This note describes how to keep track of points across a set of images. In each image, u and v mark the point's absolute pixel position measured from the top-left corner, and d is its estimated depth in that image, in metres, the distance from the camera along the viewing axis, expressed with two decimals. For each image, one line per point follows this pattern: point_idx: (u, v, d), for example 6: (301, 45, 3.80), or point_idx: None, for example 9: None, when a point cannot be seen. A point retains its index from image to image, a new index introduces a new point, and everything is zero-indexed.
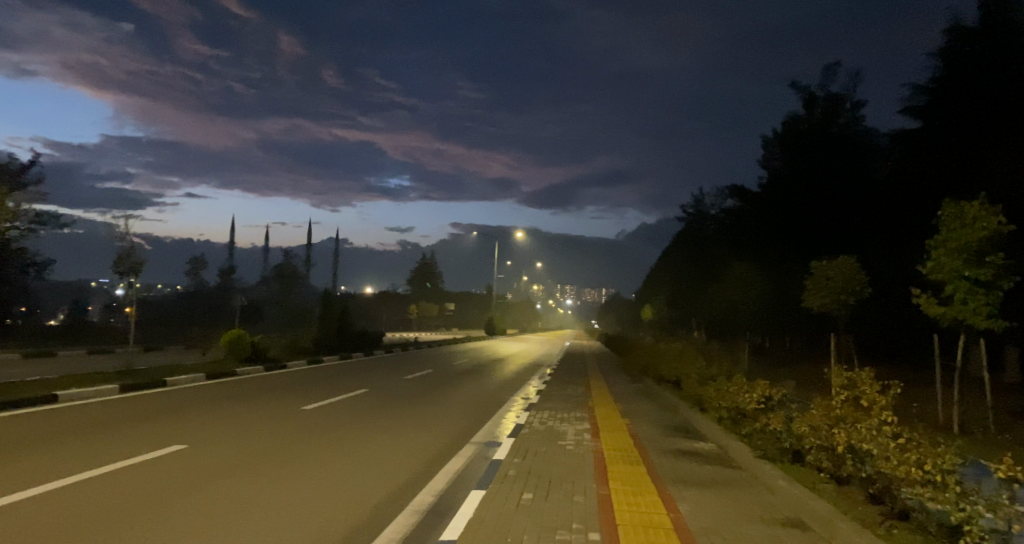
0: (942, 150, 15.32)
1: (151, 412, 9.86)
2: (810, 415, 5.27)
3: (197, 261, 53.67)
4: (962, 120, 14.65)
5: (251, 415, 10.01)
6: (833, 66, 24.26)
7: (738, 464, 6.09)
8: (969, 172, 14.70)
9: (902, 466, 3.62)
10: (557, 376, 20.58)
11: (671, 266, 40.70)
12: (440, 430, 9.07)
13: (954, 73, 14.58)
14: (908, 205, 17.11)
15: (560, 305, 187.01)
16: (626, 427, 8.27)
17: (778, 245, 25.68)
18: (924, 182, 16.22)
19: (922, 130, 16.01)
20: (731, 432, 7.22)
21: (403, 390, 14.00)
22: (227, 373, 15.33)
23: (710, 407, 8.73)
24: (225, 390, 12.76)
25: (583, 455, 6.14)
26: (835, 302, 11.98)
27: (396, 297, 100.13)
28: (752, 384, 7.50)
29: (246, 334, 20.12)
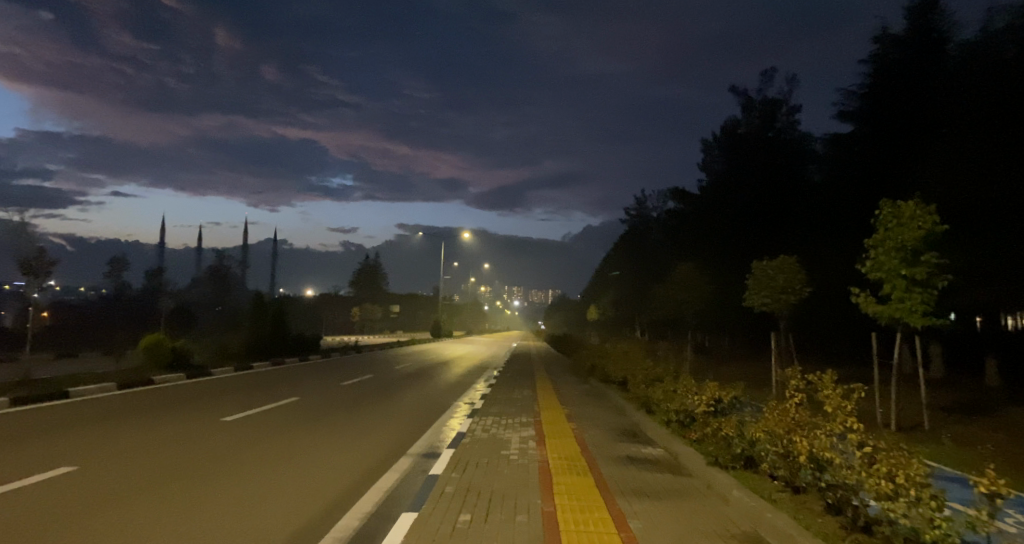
0: (870, 152, 16.08)
1: (48, 428, 8.83)
2: (766, 420, 5.17)
3: (118, 262, 50.36)
4: (891, 125, 15.47)
5: (167, 428, 9.16)
6: (771, 73, 25.27)
7: (689, 470, 5.97)
8: (894, 175, 15.48)
9: (872, 478, 3.50)
10: (503, 379, 20.31)
11: (616, 266, 41.22)
12: (376, 440, 8.62)
13: (885, 80, 15.38)
14: (840, 207, 17.88)
15: (507, 306, 187.44)
16: (573, 433, 8.03)
17: (718, 245, 26.41)
18: (853, 184, 17.00)
19: (854, 134, 16.82)
20: (680, 436, 7.15)
21: (339, 398, 13.37)
22: (142, 382, 14.22)
23: (658, 410, 8.63)
24: (138, 401, 11.71)
25: (527, 467, 5.84)
26: (776, 301, 12.22)
27: (338, 300, 97.57)
28: (702, 386, 7.42)
29: (168, 339, 18.82)
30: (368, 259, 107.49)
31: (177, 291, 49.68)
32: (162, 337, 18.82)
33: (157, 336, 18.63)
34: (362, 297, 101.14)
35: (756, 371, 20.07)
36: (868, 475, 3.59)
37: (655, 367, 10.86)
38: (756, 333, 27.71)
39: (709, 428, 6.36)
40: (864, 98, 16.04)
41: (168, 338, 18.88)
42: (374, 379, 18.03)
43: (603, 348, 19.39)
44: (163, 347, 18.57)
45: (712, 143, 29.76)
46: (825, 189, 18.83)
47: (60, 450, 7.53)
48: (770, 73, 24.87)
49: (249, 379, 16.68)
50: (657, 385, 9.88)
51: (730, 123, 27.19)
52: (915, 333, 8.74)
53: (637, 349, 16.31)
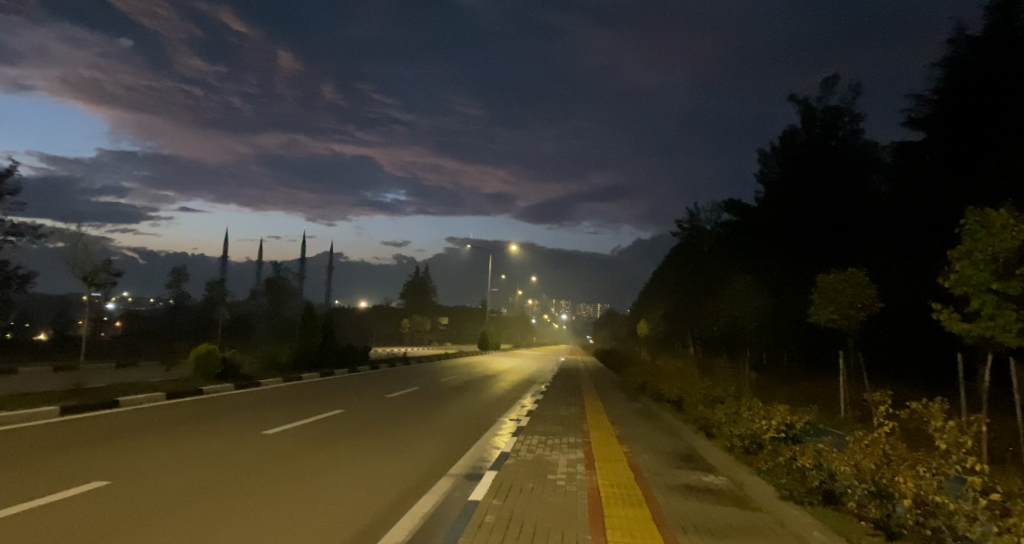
0: (945, 163, 15.14)
1: (100, 438, 9.05)
2: (854, 452, 4.70)
3: (180, 274, 52.85)
4: (967, 131, 14.50)
5: (211, 440, 9.26)
6: (832, 80, 24.25)
7: (756, 504, 5.52)
8: (974, 185, 14.44)
9: (1005, 534, 3.03)
10: (551, 394, 19.94)
11: (667, 280, 40.24)
12: (414, 457, 8.43)
13: (958, 84, 14.48)
14: (913, 219, 16.81)
15: (555, 320, 186.53)
16: (624, 456, 7.64)
17: (777, 260, 25.45)
18: (927, 195, 15.97)
19: (925, 142, 15.87)
20: (743, 462, 6.70)
21: (381, 410, 13.34)
22: (190, 393, 14.61)
23: (718, 434, 8.13)
24: (184, 411, 11.94)
25: (576, 495, 5.51)
26: (844, 317, 11.45)
27: (388, 312, 99.30)
28: (769, 408, 6.92)
29: (217, 349, 19.45)
30: (417, 272, 109.17)
31: (235, 302, 51.68)
32: (213, 347, 19.41)
33: (207, 347, 19.21)
34: (411, 309, 102.66)
35: (820, 393, 18.94)
36: (999, 529, 3.10)
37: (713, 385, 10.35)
38: (819, 351, 26.32)
39: (778, 457, 5.90)
40: (935, 103, 15.13)
41: (218, 348, 19.47)
42: (419, 392, 18.02)
43: (654, 365, 18.77)
44: (213, 357, 19.15)
45: (769, 153, 28.81)
46: (896, 200, 17.82)
47: (110, 461, 7.67)
48: (831, 80, 23.96)
49: (294, 390, 16.97)
50: (716, 407, 9.36)
51: (789, 133, 26.27)
52: (1009, 354, 7.94)
53: (692, 366, 15.66)
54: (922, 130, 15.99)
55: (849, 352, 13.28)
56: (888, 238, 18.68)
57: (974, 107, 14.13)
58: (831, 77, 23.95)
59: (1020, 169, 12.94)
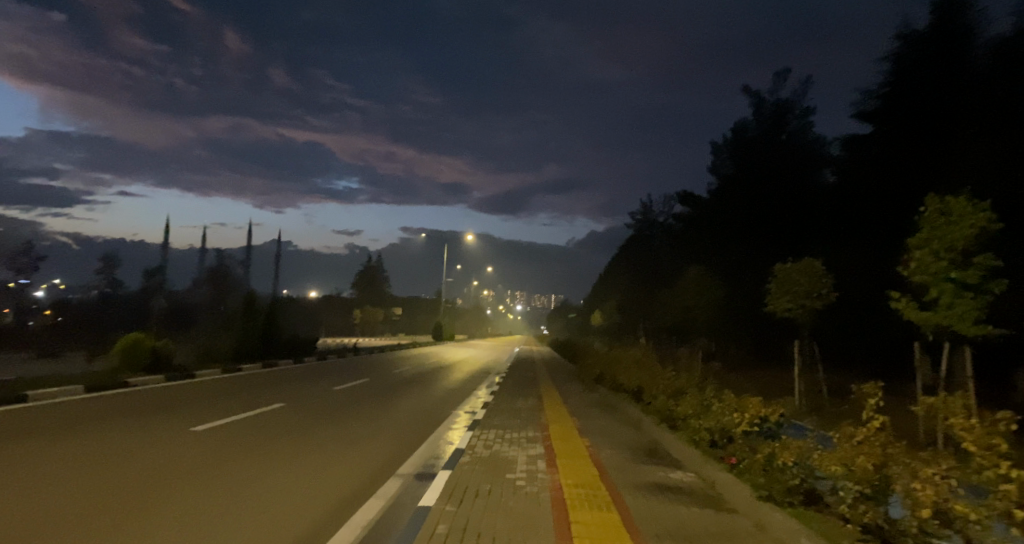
0: (892, 156, 15.69)
1: (3, 436, 8.12)
2: (847, 451, 4.44)
3: (111, 259, 49.94)
4: (914, 124, 15.04)
5: (131, 438, 8.46)
6: (784, 74, 24.74)
7: (733, 507, 5.25)
8: (921, 178, 15.00)
9: None
10: (507, 385, 19.70)
11: (621, 271, 40.63)
12: (358, 457, 7.89)
13: (907, 78, 15.04)
14: (864, 212, 17.35)
15: (510, 311, 187.20)
16: (587, 452, 7.37)
17: (729, 249, 25.99)
18: (872, 187, 16.52)
19: (873, 134, 16.38)
20: (713, 458, 6.46)
21: (324, 405, 12.67)
22: (113, 386, 13.59)
23: (684, 428, 7.92)
24: (105, 406, 10.98)
25: (538, 498, 5.16)
26: (800, 307, 11.56)
27: (340, 303, 97.22)
28: (742, 400, 6.70)
29: (147, 339, 18.39)
30: (370, 262, 107.07)
31: (175, 291, 49.35)
32: (141, 336, 18.34)
33: (134, 336, 18.11)
34: (362, 300, 100.71)
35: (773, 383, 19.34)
36: None
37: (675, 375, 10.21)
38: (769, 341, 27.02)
39: (752, 453, 5.64)
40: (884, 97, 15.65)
41: (147, 338, 18.42)
42: (368, 385, 17.37)
43: (611, 355, 18.71)
44: (141, 346, 18.10)
45: (722, 145, 29.32)
46: (847, 193, 18.33)
47: (3, 463, 6.78)
48: (783, 74, 24.53)
49: (232, 382, 16.04)
50: (679, 398, 9.20)
51: (741, 126, 26.78)
52: (965, 343, 8.06)
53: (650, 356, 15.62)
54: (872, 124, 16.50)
55: (803, 343, 13.47)
56: (838, 229, 19.28)
57: (922, 100, 14.68)
58: (782, 72, 24.52)
59: (963, 160, 13.46)
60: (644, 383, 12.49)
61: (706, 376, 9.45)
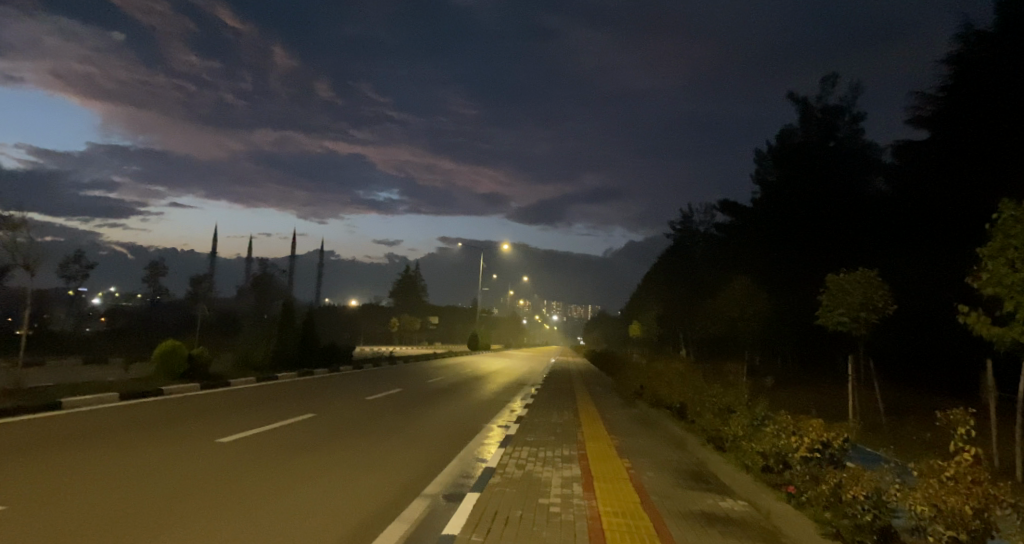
0: (952, 159, 15.03)
1: (40, 443, 8.24)
2: (930, 486, 3.93)
3: (157, 267, 51.87)
4: (973, 127, 14.38)
5: (161, 446, 8.47)
6: (832, 79, 23.90)
7: (791, 543, 4.78)
8: (983, 181, 14.28)
9: None
10: (543, 397, 19.42)
11: (660, 282, 39.84)
12: (384, 470, 7.69)
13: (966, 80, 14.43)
14: (927, 220, 16.59)
15: (546, 321, 186.81)
16: (627, 474, 6.99)
17: (776, 259, 25.20)
18: (937, 194, 15.81)
19: (932, 140, 15.71)
20: (768, 486, 5.98)
21: (357, 415, 12.59)
22: (149, 393, 13.91)
23: (734, 449, 7.45)
24: (141, 414, 11.12)
25: (572, 528, 4.83)
26: (854, 320, 10.93)
27: (378, 311, 98.78)
28: (800, 420, 6.17)
29: (184, 346, 18.96)
30: (408, 271, 108.47)
31: (220, 299, 50.90)
32: (178, 344, 18.91)
33: (171, 344, 18.67)
34: (399, 309, 101.85)
35: (825, 402, 18.44)
36: None
37: (721, 390, 9.73)
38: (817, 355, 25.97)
39: (814, 485, 5.14)
40: (942, 101, 15.04)
41: (184, 346, 18.97)
42: (402, 395, 17.31)
43: (651, 368, 18.20)
44: (178, 354, 18.65)
45: (766, 153, 28.56)
46: (902, 200, 17.53)
47: (38, 470, 6.83)
48: (831, 79, 23.77)
49: (268, 391, 16.23)
50: (727, 416, 8.71)
51: (787, 133, 26.06)
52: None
53: (692, 370, 15.08)
54: (931, 127, 15.80)
55: (857, 359, 12.76)
56: (896, 238, 18.46)
57: (982, 104, 14.04)
58: (830, 76, 23.75)
59: None
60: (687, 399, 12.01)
61: (754, 392, 8.95)
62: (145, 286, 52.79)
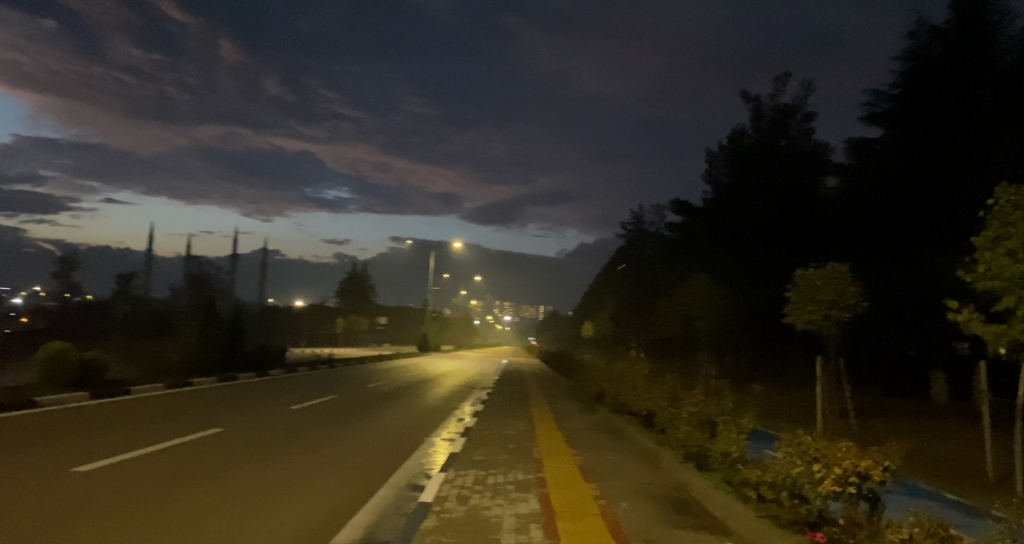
0: (925, 147, 16.02)
1: None
2: None
3: (70, 262, 48.13)
4: (944, 117, 15.54)
5: (26, 470, 6.98)
6: (785, 79, 24.10)
7: None
8: (960, 165, 15.30)
9: None
10: (494, 403, 18.63)
11: (614, 282, 39.64)
12: (294, 503, 6.38)
13: (933, 73, 15.72)
14: (893, 207, 17.33)
15: (499, 321, 186.86)
16: (599, 509, 6.10)
17: (735, 256, 25.53)
18: (906, 180, 16.73)
19: (902, 127, 16.64)
20: (781, 527, 4.97)
21: (279, 430, 11.16)
22: (15, 406, 12.13)
23: (729, 476, 6.62)
24: (11, 431, 9.40)
25: None
26: (823, 318, 10.63)
27: (324, 311, 95.95)
28: (826, 439, 4.96)
29: (74, 350, 17.47)
30: (356, 271, 105.79)
31: (147, 298, 47.73)
32: (66, 346, 17.33)
33: (56, 347, 17.09)
34: (347, 309, 99.03)
35: (794, 411, 18.10)
36: None
37: (697, 397, 8.99)
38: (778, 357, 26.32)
39: (857, 536, 4.05)
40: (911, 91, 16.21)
41: (73, 350, 17.42)
42: (334, 403, 15.96)
43: (610, 370, 17.58)
44: (66, 358, 17.06)
45: (718, 154, 28.79)
46: (867, 192, 18.04)
47: None
48: (784, 79, 24.16)
49: (177, 401, 14.51)
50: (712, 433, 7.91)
51: (737, 133, 26.37)
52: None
53: (655, 374, 14.51)
54: (897, 120, 16.78)
55: (827, 360, 12.51)
56: (859, 232, 19.23)
57: (949, 95, 15.32)
58: (783, 76, 24.19)
59: (1006, 142, 13.92)
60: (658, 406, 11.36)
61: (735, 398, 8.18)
62: (57, 283, 49.08)
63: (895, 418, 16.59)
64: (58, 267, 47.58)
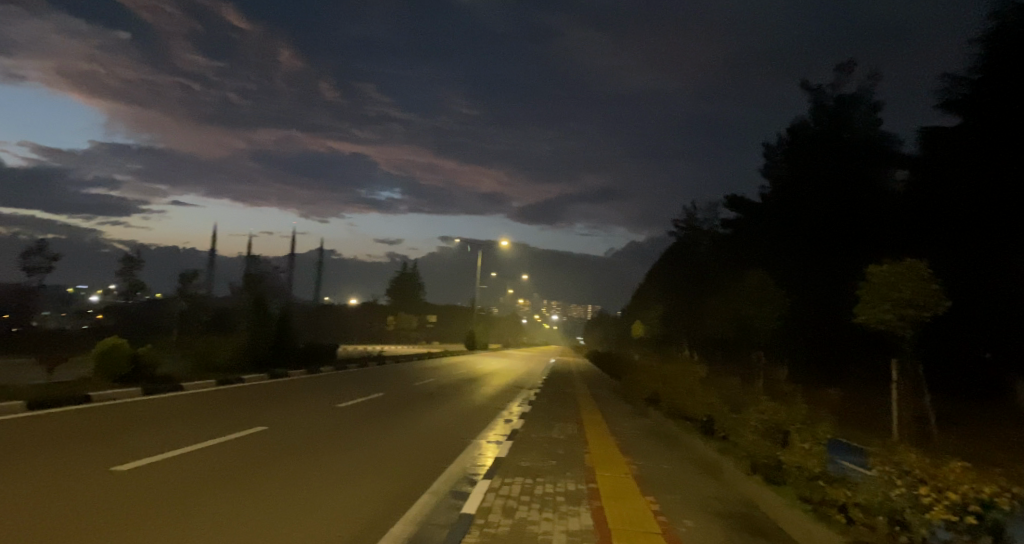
0: (1004, 134, 14.89)
1: None
2: None
3: (134, 261, 50.66)
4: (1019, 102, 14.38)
5: (77, 466, 7.12)
6: (848, 68, 22.75)
7: None
8: None
9: None
10: (541, 404, 18.34)
11: (664, 280, 38.66)
12: (329, 507, 6.14)
13: (1007, 54, 14.56)
14: (973, 198, 16.24)
15: (546, 320, 186.41)
16: (661, 527, 5.69)
17: (799, 254, 24.48)
18: (987, 170, 15.58)
19: (977, 114, 15.50)
20: None
21: (322, 428, 11.12)
22: (70, 402, 12.62)
23: (809, 494, 6.06)
24: (69, 427, 9.71)
25: None
26: (898, 318, 10.05)
27: (374, 308, 97.91)
28: (936, 460, 4.40)
29: (127, 345, 18.26)
30: (405, 269, 107.44)
31: (206, 295, 49.76)
32: (119, 341, 18.16)
33: (111, 342, 17.95)
34: (396, 307, 100.71)
35: (866, 421, 17.01)
36: None
37: (765, 402, 8.40)
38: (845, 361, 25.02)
39: None
40: (987, 75, 15.10)
41: (126, 345, 18.23)
42: (381, 401, 15.99)
43: (662, 372, 17.02)
44: (120, 352, 17.90)
45: (776, 147, 27.53)
46: (949, 183, 16.87)
47: None
48: (847, 66, 22.85)
49: (226, 398, 14.80)
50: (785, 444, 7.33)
51: (798, 125, 25.17)
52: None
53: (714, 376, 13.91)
54: (971, 107, 15.66)
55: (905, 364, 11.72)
56: (937, 227, 18.09)
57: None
58: (845, 63, 22.88)
59: None
60: (719, 413, 10.86)
61: (807, 404, 7.65)
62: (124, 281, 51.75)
63: (979, 429, 15.40)
64: (124, 266, 50.13)
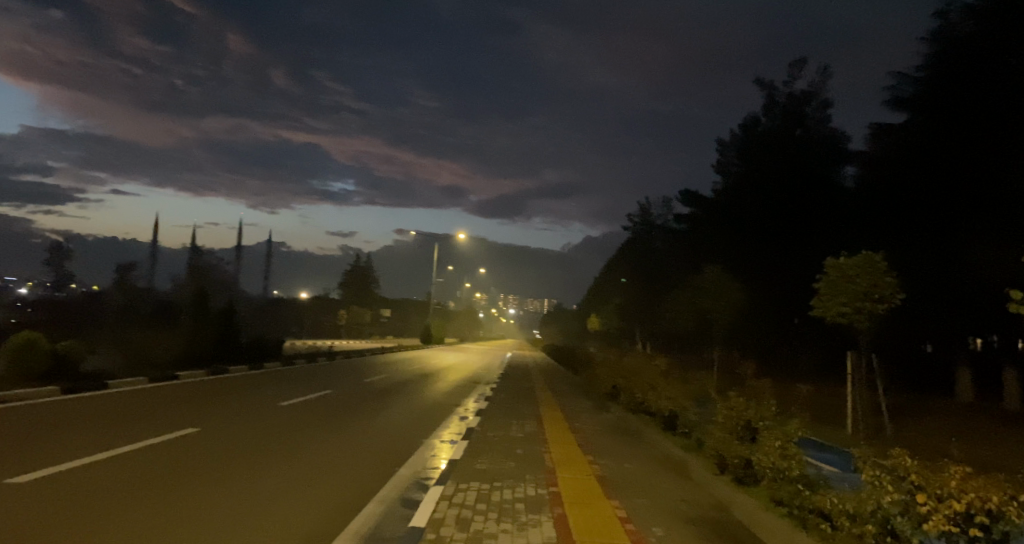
0: (964, 131, 15.67)
1: None
2: None
3: (61, 251, 47.59)
4: (979, 101, 15.19)
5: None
6: (800, 65, 23.25)
7: None
8: (998, 151, 15.03)
9: None
10: (498, 400, 18.09)
11: (620, 274, 39.02)
12: (270, 517, 5.66)
13: (970, 54, 15.32)
14: (929, 194, 16.98)
15: (503, 314, 187.20)
16: (626, 537, 5.44)
17: (754, 249, 25.04)
18: (943, 167, 16.33)
19: (937, 113, 16.25)
20: None
21: (261, 430, 10.44)
22: None
23: (783, 497, 5.95)
24: None
25: None
26: (855, 309, 10.46)
27: (326, 302, 95.84)
28: (931, 468, 4.28)
29: (44, 340, 17.18)
30: (357, 263, 105.27)
31: (143, 287, 47.27)
32: (36, 336, 17.05)
33: (26, 337, 16.82)
34: (348, 301, 98.73)
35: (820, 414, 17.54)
36: None
37: (732, 399, 8.35)
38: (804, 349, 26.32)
39: None
40: (949, 75, 15.84)
41: (43, 340, 17.14)
42: (328, 399, 15.32)
43: (621, 366, 17.03)
44: (35, 348, 16.80)
45: (729, 143, 27.97)
46: (901, 175, 17.52)
47: None
48: (799, 64, 23.38)
49: (157, 397, 13.83)
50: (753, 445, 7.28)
51: (750, 121, 25.63)
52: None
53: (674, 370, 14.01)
54: (929, 106, 16.42)
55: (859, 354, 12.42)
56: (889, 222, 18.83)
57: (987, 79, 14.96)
58: (798, 60, 23.40)
59: None
60: (682, 409, 10.88)
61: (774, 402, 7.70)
62: (50, 271, 48.55)
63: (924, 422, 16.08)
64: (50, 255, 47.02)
